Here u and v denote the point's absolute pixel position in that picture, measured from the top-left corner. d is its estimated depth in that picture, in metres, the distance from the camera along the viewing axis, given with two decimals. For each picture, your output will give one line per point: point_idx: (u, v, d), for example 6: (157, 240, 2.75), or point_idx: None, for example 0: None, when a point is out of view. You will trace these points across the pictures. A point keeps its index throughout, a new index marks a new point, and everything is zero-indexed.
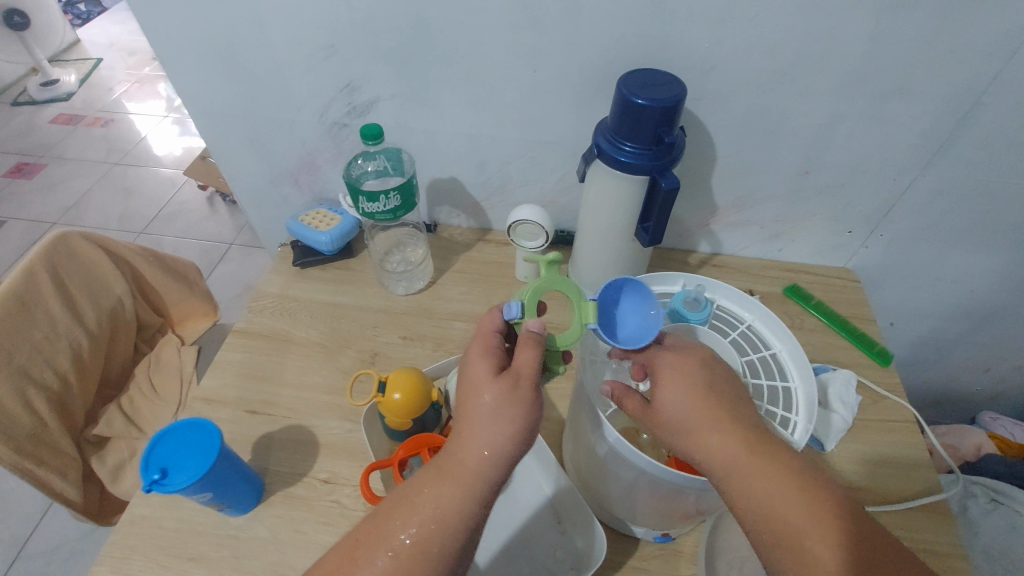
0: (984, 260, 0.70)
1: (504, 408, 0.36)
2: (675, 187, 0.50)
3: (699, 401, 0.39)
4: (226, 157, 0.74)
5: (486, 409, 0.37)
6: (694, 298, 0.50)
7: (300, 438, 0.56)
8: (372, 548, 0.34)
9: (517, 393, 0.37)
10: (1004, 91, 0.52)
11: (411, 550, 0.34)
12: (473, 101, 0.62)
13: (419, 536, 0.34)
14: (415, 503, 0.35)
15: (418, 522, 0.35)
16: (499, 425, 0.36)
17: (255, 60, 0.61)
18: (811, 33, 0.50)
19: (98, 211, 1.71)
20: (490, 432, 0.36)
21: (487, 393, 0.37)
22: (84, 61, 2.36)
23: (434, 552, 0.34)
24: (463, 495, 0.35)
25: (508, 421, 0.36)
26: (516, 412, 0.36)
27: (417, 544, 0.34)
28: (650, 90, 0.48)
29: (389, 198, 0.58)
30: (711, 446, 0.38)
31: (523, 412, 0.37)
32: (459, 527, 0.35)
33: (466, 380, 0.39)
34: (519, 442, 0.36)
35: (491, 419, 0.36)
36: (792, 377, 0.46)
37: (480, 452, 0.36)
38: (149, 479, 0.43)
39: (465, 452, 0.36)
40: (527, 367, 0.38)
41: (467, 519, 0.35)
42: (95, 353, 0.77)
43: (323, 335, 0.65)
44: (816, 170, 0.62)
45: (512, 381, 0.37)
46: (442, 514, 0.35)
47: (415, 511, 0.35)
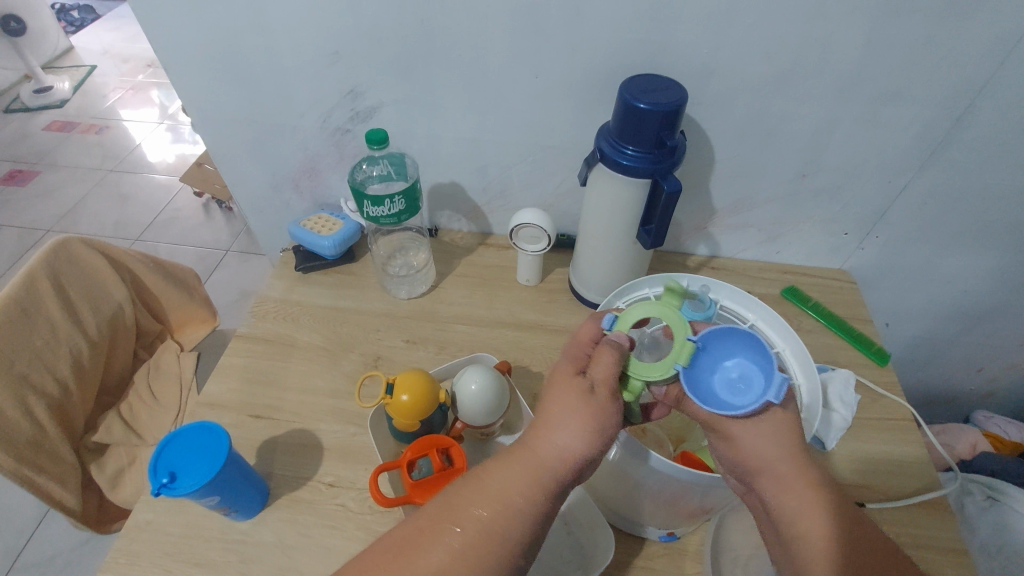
0: (977, 260, 0.71)
1: (581, 406, 0.37)
2: (676, 190, 0.51)
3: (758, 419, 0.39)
4: (228, 163, 0.74)
5: (563, 406, 0.38)
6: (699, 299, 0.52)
7: (304, 442, 0.56)
8: (440, 526, 0.35)
9: (592, 394, 0.38)
10: (993, 95, 0.53)
11: (478, 530, 0.34)
12: (476, 107, 0.63)
13: (485, 517, 0.35)
14: (482, 485, 0.36)
15: (485, 503, 0.35)
16: (573, 422, 0.37)
17: (258, 66, 0.62)
18: (807, 39, 0.52)
19: (93, 217, 1.71)
20: (562, 427, 0.37)
21: (565, 394, 0.38)
22: (77, 67, 2.35)
23: (497, 536, 0.34)
24: (531, 484, 0.36)
25: (581, 419, 0.37)
26: (589, 412, 0.37)
27: (485, 527, 0.34)
28: (652, 95, 0.49)
29: (394, 202, 0.59)
30: (748, 453, 0.39)
31: (597, 412, 0.37)
32: (524, 514, 0.35)
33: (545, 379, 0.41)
34: (593, 439, 0.37)
35: (567, 414, 0.37)
36: (796, 374, 0.48)
37: (553, 444, 0.37)
38: (158, 483, 0.43)
39: (537, 443, 0.37)
40: (605, 374, 0.39)
41: (532, 507, 0.35)
42: (95, 360, 0.77)
43: (327, 340, 0.65)
44: (812, 173, 0.63)
45: (588, 386, 0.38)
46: (508, 498, 0.35)
47: (482, 493, 0.36)
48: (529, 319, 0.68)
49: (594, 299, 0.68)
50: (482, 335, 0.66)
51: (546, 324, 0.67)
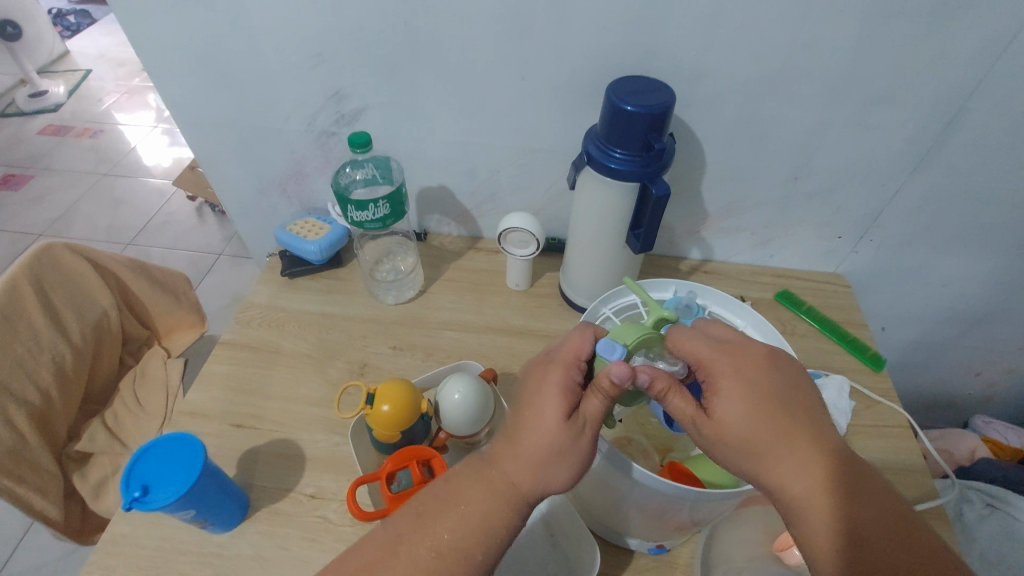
0: (973, 263, 0.70)
1: (563, 443, 0.37)
2: (665, 194, 0.50)
3: (731, 388, 0.37)
4: (213, 167, 0.73)
5: (547, 442, 0.37)
6: (686, 305, 0.52)
7: (286, 452, 0.55)
8: (415, 542, 0.36)
9: (577, 427, 0.37)
10: (988, 96, 0.52)
11: (454, 555, 0.36)
12: (463, 109, 0.62)
13: (458, 540, 0.36)
14: (460, 508, 0.37)
15: (461, 530, 0.36)
16: (554, 457, 0.37)
17: (241, 69, 0.61)
18: (797, 41, 0.51)
19: (86, 222, 1.69)
20: (540, 458, 0.37)
21: (549, 427, 0.37)
22: (73, 71, 2.34)
23: (470, 560, 0.36)
24: (502, 508, 0.37)
25: (565, 457, 0.37)
26: (573, 447, 0.37)
27: (460, 547, 0.36)
28: (639, 97, 0.48)
29: (378, 207, 0.57)
30: (732, 432, 0.37)
31: (578, 448, 0.37)
32: (499, 537, 0.37)
33: (529, 398, 0.39)
34: (563, 473, 0.37)
35: (550, 452, 0.37)
36: None
37: (525, 474, 0.37)
38: (130, 497, 0.41)
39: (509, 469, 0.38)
40: (595, 415, 0.37)
41: (502, 530, 0.37)
42: (79, 367, 0.75)
43: (312, 346, 0.64)
44: (805, 176, 0.62)
45: (572, 421, 0.37)
46: (486, 525, 0.37)
47: (459, 518, 0.37)
48: (518, 325, 0.67)
49: (584, 304, 0.67)
50: (470, 341, 0.65)
51: (535, 330, 0.66)
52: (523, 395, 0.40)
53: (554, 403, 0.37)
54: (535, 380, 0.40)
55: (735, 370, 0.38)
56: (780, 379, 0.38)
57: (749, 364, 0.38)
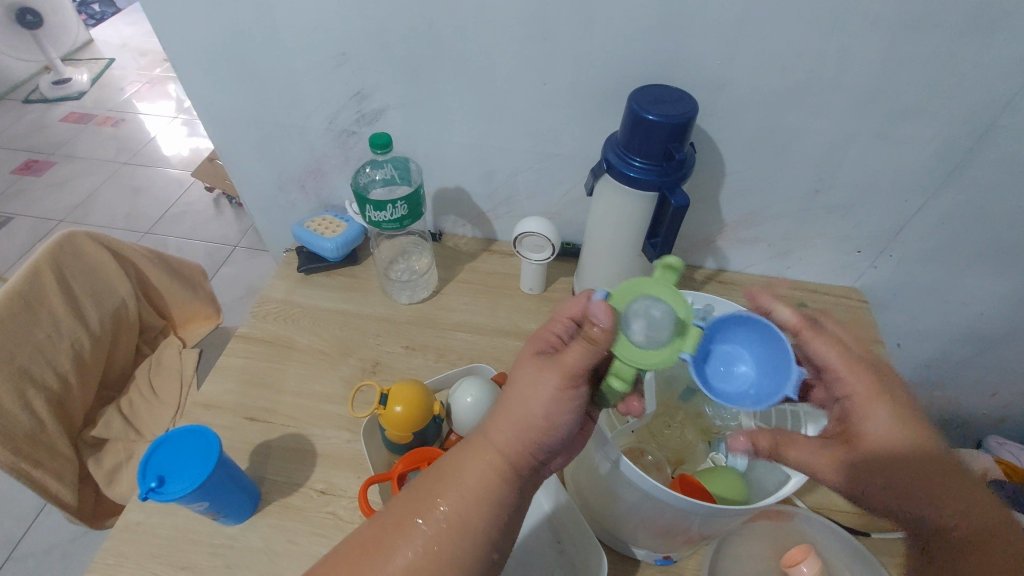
0: (994, 282, 0.69)
1: (536, 396, 0.36)
2: (684, 205, 0.50)
3: (874, 404, 0.38)
4: (234, 161, 0.74)
5: (519, 397, 0.36)
6: None
7: (297, 447, 0.55)
8: (405, 519, 0.34)
9: (550, 376, 0.35)
10: (1017, 114, 0.51)
11: (444, 527, 0.34)
12: (483, 112, 0.62)
13: (451, 510, 0.34)
14: (456, 480, 0.35)
15: (453, 498, 0.35)
16: (528, 410, 0.36)
17: (266, 66, 0.62)
18: (823, 54, 0.50)
19: (105, 209, 1.72)
20: (513, 413, 0.36)
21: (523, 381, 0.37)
22: (97, 60, 2.38)
23: (468, 531, 0.34)
24: (490, 471, 0.35)
25: (536, 408, 0.35)
26: (548, 399, 0.35)
27: (452, 517, 0.34)
28: (661, 106, 0.48)
29: (396, 207, 0.58)
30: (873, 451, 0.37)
31: (555, 401, 0.35)
32: (495, 505, 0.35)
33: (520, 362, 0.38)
34: (540, 429, 0.35)
35: (544, 413, 0.35)
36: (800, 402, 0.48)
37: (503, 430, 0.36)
38: (146, 487, 0.42)
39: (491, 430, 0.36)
40: (573, 363, 0.35)
41: (488, 494, 0.35)
42: (96, 354, 0.77)
43: (326, 343, 0.65)
44: (826, 188, 0.62)
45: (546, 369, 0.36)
46: (471, 489, 0.35)
47: (454, 490, 0.35)
48: (530, 329, 0.67)
49: None
50: (482, 343, 0.65)
51: None
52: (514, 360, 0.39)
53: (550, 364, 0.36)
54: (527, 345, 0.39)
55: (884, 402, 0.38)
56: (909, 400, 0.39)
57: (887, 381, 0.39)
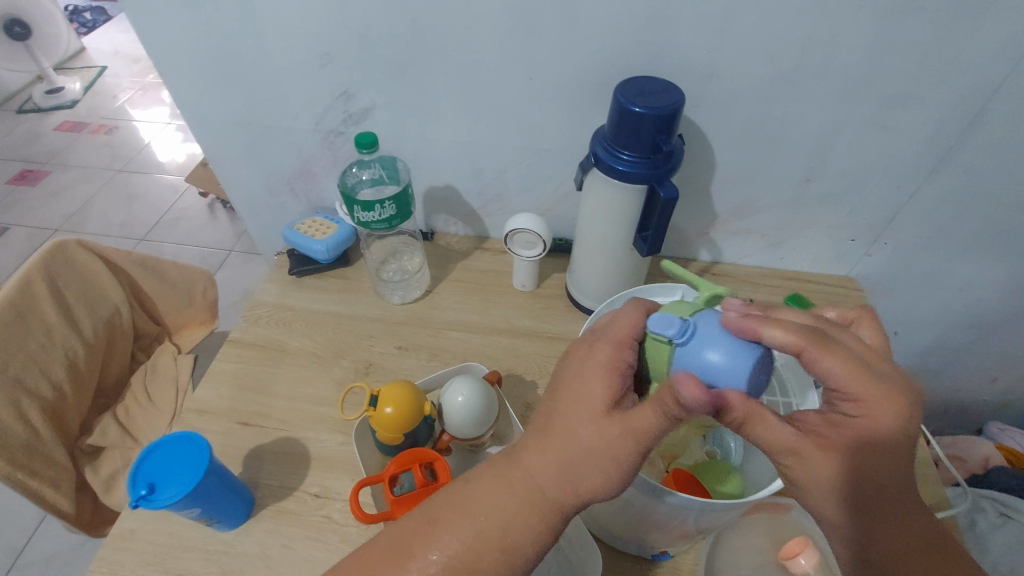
0: (990, 267, 0.68)
1: (594, 449, 0.34)
2: (673, 197, 0.49)
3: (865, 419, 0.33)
4: (223, 165, 0.73)
5: (575, 444, 0.34)
6: None
7: (290, 451, 0.55)
8: (421, 540, 0.35)
9: (617, 434, 0.33)
10: (1009, 96, 0.51)
11: (460, 562, 0.34)
12: (471, 109, 0.61)
13: (470, 548, 0.34)
14: (478, 509, 0.35)
15: (474, 536, 0.34)
16: (582, 463, 0.34)
17: (250, 68, 0.61)
18: (811, 40, 0.50)
19: (100, 217, 1.72)
20: (561, 458, 0.34)
21: (581, 428, 0.34)
22: (89, 69, 2.37)
23: (481, 571, 0.34)
24: (524, 517, 0.34)
25: (591, 463, 0.34)
26: (605, 459, 0.33)
27: (468, 557, 0.34)
28: (647, 98, 0.48)
29: (384, 207, 0.57)
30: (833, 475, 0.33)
31: (614, 463, 0.33)
32: (516, 544, 0.34)
33: (570, 385, 0.36)
34: (588, 483, 0.34)
35: (587, 460, 0.34)
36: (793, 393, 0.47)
37: (547, 475, 0.34)
38: (136, 495, 0.42)
39: (534, 471, 0.35)
40: (645, 423, 0.33)
41: (514, 542, 0.34)
42: (91, 362, 0.76)
43: (318, 345, 0.64)
44: (818, 177, 0.61)
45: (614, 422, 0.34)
46: (496, 533, 0.34)
47: (474, 523, 0.35)
48: (523, 326, 0.67)
49: (591, 305, 0.66)
50: (476, 342, 0.65)
51: (542, 331, 0.66)
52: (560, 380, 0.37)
53: (597, 398, 0.35)
54: (578, 364, 0.37)
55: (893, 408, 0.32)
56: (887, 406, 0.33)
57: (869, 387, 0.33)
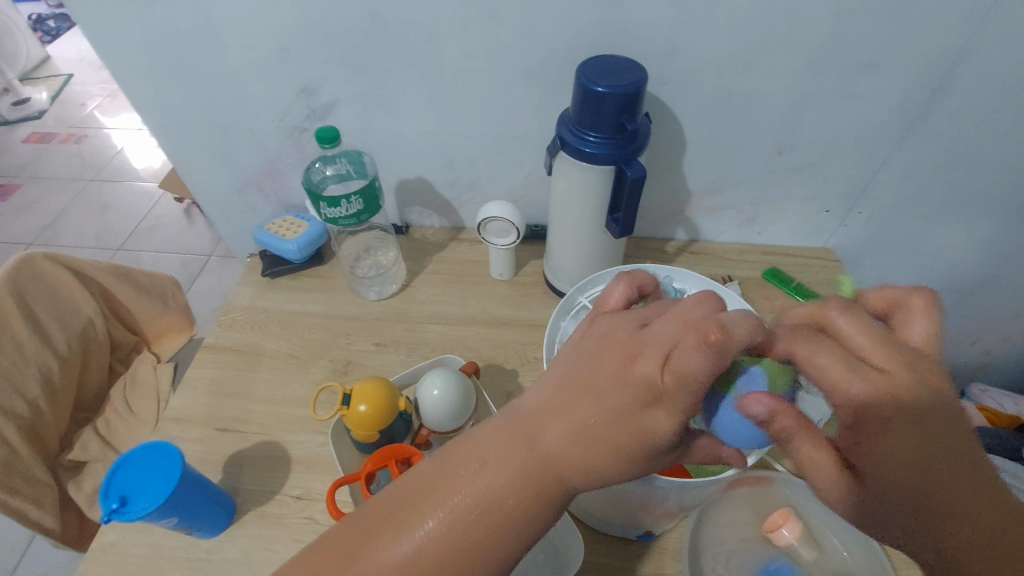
0: (963, 231, 0.69)
1: (618, 428, 0.31)
2: (641, 176, 0.48)
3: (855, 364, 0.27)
4: (188, 169, 0.72)
5: (594, 421, 0.31)
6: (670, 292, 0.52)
7: (271, 454, 0.54)
8: (417, 509, 0.32)
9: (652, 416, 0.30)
10: (973, 58, 0.51)
11: (455, 534, 0.31)
12: (434, 97, 0.60)
13: (470, 519, 0.31)
14: (488, 507, 0.32)
15: (474, 509, 0.32)
16: (599, 439, 0.31)
17: (206, 67, 0.59)
18: (773, 12, 0.49)
19: (74, 229, 1.68)
20: (578, 433, 0.32)
21: (603, 404, 0.31)
22: (55, 77, 2.31)
23: (473, 549, 0.31)
24: (528, 492, 0.32)
25: (611, 441, 0.31)
26: (629, 439, 0.31)
27: (467, 528, 0.31)
28: (609, 77, 0.47)
29: (351, 202, 0.55)
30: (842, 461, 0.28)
31: (637, 444, 0.31)
32: (516, 531, 0.32)
33: (626, 418, 0.31)
34: (605, 461, 0.32)
35: (608, 439, 0.31)
36: None
37: (560, 450, 0.32)
38: (108, 509, 0.41)
39: (546, 443, 0.32)
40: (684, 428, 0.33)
41: (519, 514, 0.32)
42: (67, 377, 0.75)
43: (295, 346, 0.63)
44: (788, 150, 0.61)
45: (648, 401, 0.30)
46: (498, 508, 0.32)
47: (477, 502, 0.32)
48: (502, 315, 0.66)
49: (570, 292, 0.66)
50: (455, 334, 0.64)
51: (522, 320, 0.65)
52: (610, 399, 0.31)
53: (625, 372, 0.31)
54: (643, 403, 0.30)
55: (886, 358, 0.27)
56: (868, 349, 0.28)
57: (842, 333, 0.28)
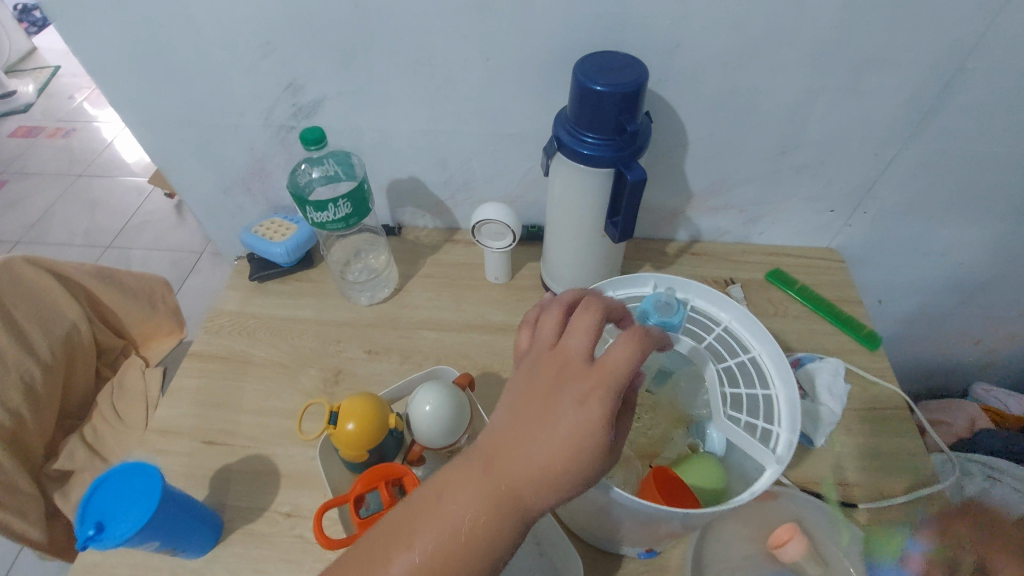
0: (971, 231, 0.67)
1: (573, 433, 0.30)
2: (641, 179, 0.46)
3: None
4: (172, 168, 0.69)
5: (553, 431, 0.30)
6: (666, 302, 0.46)
7: (259, 468, 0.53)
8: (384, 548, 0.31)
9: (593, 416, 0.30)
10: (988, 54, 0.48)
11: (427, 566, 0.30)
12: (426, 94, 0.57)
13: (437, 547, 0.30)
14: (453, 530, 0.30)
15: (441, 536, 0.30)
16: (558, 449, 0.30)
17: (186, 63, 0.56)
18: (781, 5, 0.46)
19: (63, 226, 1.65)
20: (539, 446, 0.30)
21: (560, 413, 0.31)
22: (42, 69, 2.26)
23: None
24: (492, 514, 0.30)
25: (568, 449, 0.30)
26: (582, 443, 0.30)
27: (437, 556, 0.30)
28: (608, 75, 0.44)
29: (339, 206, 0.53)
30: None
31: (590, 446, 0.30)
32: (488, 554, 0.30)
33: (566, 418, 0.30)
34: (566, 472, 0.30)
35: (566, 447, 0.30)
36: (773, 384, 0.43)
37: (523, 469, 0.30)
38: (84, 535, 0.39)
39: (507, 462, 0.31)
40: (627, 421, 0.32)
41: (486, 537, 0.30)
42: (51, 384, 0.73)
43: (283, 354, 0.61)
44: (794, 149, 0.59)
45: (582, 397, 0.30)
46: (465, 533, 0.30)
47: (444, 527, 0.30)
48: (498, 321, 0.64)
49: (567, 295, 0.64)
50: (449, 340, 0.62)
51: (518, 325, 0.63)
52: (555, 407, 0.31)
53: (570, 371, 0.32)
54: (575, 401, 0.31)
55: None
56: None
57: None
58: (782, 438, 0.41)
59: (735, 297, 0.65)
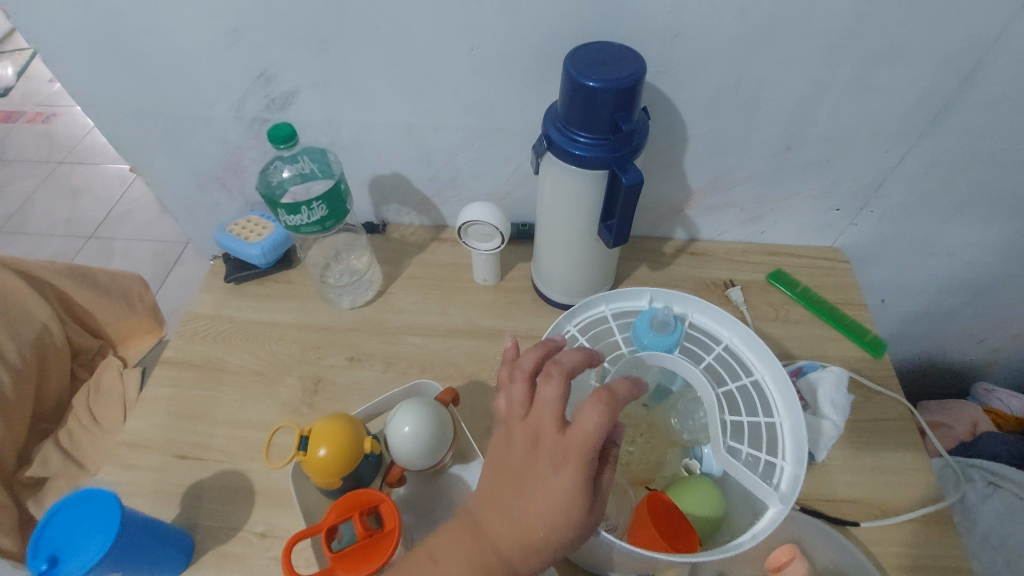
0: (981, 231, 0.64)
1: (552, 499, 0.31)
2: (637, 182, 0.43)
3: None
4: (140, 163, 0.65)
5: (533, 497, 0.32)
6: (663, 319, 0.44)
7: (233, 485, 0.50)
8: None
9: (569, 484, 0.31)
10: (1010, 46, 0.45)
11: None
12: (407, 86, 0.54)
13: None
14: None
15: None
16: (539, 515, 0.31)
17: (148, 51, 0.52)
18: None
19: (44, 216, 1.60)
20: (521, 512, 0.32)
21: (539, 479, 0.32)
22: (20, 51, 2.18)
23: None
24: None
25: (549, 514, 0.31)
26: (561, 509, 0.31)
27: None
28: (602, 69, 0.41)
29: (314, 208, 0.49)
30: None
31: (570, 512, 0.31)
32: None
33: (543, 485, 0.32)
34: (548, 537, 0.31)
35: (547, 512, 0.31)
36: (776, 412, 0.42)
37: (508, 534, 0.32)
38: (37, 571, 0.37)
39: (492, 527, 0.33)
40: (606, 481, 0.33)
41: None
42: (21, 389, 0.70)
43: (260, 361, 0.58)
44: (799, 145, 0.55)
45: (557, 463, 0.32)
46: None
47: None
48: (487, 326, 0.61)
49: (559, 299, 0.61)
50: (435, 346, 0.59)
51: (507, 330, 0.60)
52: (532, 474, 0.32)
53: (542, 436, 0.33)
54: (550, 469, 0.32)
55: None
56: None
57: None
58: (786, 472, 0.39)
59: (734, 300, 0.62)
